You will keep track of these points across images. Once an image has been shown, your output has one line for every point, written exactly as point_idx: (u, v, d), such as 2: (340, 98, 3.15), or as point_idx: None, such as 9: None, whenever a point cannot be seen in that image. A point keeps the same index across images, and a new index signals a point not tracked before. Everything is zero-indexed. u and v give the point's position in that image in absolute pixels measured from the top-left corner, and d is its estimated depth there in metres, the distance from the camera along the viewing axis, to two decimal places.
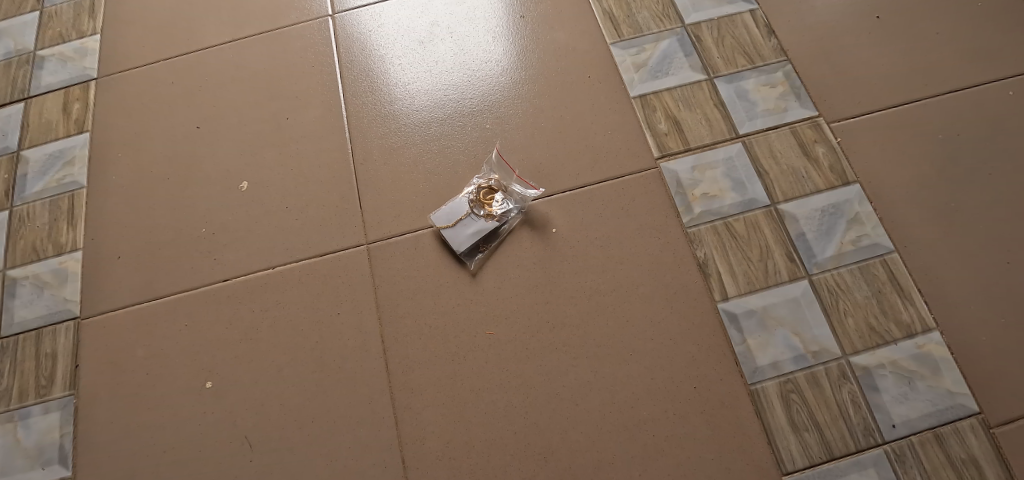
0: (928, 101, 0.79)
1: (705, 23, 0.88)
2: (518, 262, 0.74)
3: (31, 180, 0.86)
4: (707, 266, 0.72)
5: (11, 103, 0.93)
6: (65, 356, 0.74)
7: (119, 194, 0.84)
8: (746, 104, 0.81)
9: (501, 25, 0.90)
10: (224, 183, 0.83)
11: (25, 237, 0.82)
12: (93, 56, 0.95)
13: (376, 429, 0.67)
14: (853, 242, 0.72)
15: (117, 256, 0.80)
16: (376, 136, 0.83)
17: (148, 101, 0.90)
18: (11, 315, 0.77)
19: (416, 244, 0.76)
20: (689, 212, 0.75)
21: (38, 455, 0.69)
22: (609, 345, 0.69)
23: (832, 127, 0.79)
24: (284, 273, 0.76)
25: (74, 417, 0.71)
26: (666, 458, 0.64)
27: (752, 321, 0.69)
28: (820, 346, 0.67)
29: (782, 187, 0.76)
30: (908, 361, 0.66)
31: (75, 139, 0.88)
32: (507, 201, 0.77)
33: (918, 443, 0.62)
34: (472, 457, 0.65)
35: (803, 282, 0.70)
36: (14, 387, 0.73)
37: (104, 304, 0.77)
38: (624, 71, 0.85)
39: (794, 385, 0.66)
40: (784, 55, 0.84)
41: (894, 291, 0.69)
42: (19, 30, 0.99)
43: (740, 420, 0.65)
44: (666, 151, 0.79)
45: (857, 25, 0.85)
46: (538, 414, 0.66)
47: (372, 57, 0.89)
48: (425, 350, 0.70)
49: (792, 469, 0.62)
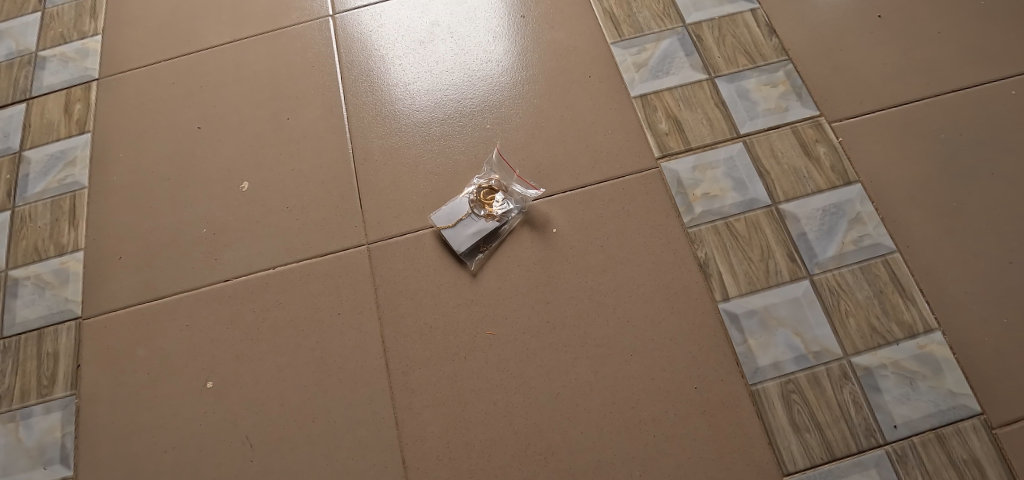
0: (929, 100, 0.78)
1: (706, 22, 0.88)
2: (518, 262, 0.74)
3: (33, 180, 0.86)
4: (707, 266, 0.72)
5: (12, 104, 0.93)
6: (66, 357, 0.74)
7: (120, 194, 0.84)
8: (747, 103, 0.81)
9: (501, 25, 0.90)
10: (224, 183, 0.83)
11: (25, 238, 0.82)
12: (94, 56, 0.95)
13: (376, 429, 0.67)
14: (854, 242, 0.72)
15: (118, 257, 0.80)
16: (376, 136, 0.83)
17: (148, 101, 0.90)
18: (11, 316, 0.77)
19: (417, 244, 0.76)
20: (690, 212, 0.75)
21: (39, 455, 0.70)
22: (609, 346, 0.69)
23: (834, 126, 0.79)
24: (284, 273, 0.76)
25: (75, 417, 0.71)
26: (666, 458, 0.64)
27: (753, 321, 0.69)
28: (820, 346, 0.67)
29: (783, 186, 0.76)
30: (909, 361, 0.65)
31: (76, 140, 0.88)
32: (507, 201, 0.77)
33: (920, 444, 0.62)
34: (472, 458, 0.65)
35: (804, 282, 0.70)
36: (15, 387, 0.73)
37: (104, 304, 0.77)
38: (625, 71, 0.85)
39: (795, 385, 0.65)
40: (785, 54, 0.84)
41: (895, 291, 0.69)
42: (21, 30, 1.00)
43: (740, 420, 0.65)
44: (666, 151, 0.79)
45: (858, 24, 0.84)
46: (538, 415, 0.66)
47: (373, 57, 0.89)
48: (425, 350, 0.70)
49: (793, 469, 0.62)
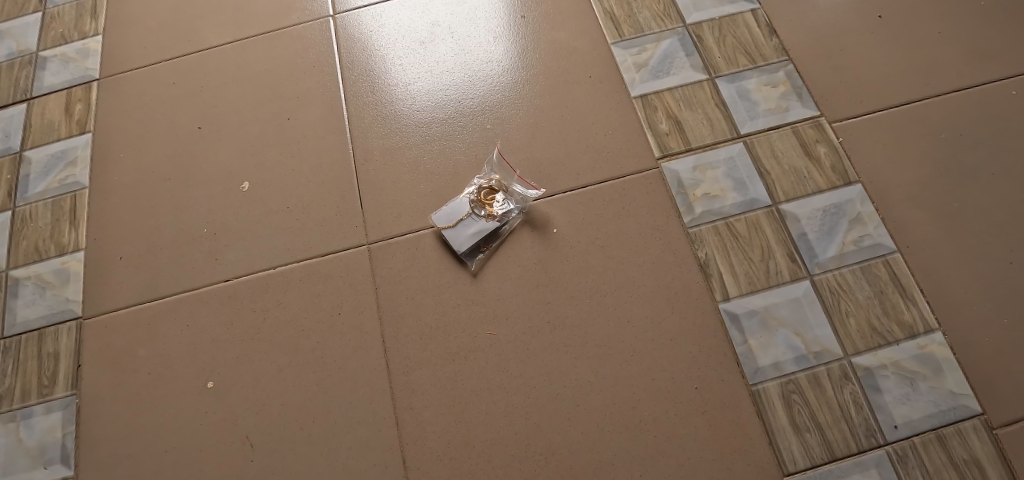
0: (929, 100, 0.78)
1: (706, 23, 0.88)
2: (518, 262, 0.74)
3: (34, 181, 0.86)
4: (707, 266, 0.72)
5: (13, 104, 0.93)
6: (67, 357, 0.74)
7: (120, 194, 0.84)
8: (747, 103, 0.81)
9: (502, 25, 0.90)
10: (225, 183, 0.83)
11: (26, 238, 0.82)
12: (95, 57, 0.95)
13: (377, 429, 0.67)
14: (854, 242, 0.72)
15: (119, 257, 0.80)
16: (376, 136, 0.83)
17: (149, 102, 0.90)
18: (12, 316, 0.77)
19: (417, 245, 0.76)
20: (690, 213, 0.75)
21: (40, 455, 0.70)
22: (610, 346, 0.69)
23: (834, 126, 0.78)
24: (284, 273, 0.76)
25: (76, 417, 0.71)
26: (666, 459, 0.64)
27: (753, 321, 0.69)
28: (821, 347, 0.67)
29: (783, 186, 0.76)
30: (910, 361, 0.65)
31: (77, 140, 0.88)
32: (508, 201, 0.77)
33: (921, 444, 0.62)
34: (472, 458, 0.65)
35: (804, 282, 0.70)
36: (16, 387, 0.73)
37: (105, 304, 0.77)
38: (625, 71, 0.85)
39: (796, 385, 0.65)
40: (785, 54, 0.84)
41: (895, 291, 0.69)
42: (22, 30, 1.00)
43: (741, 420, 0.65)
44: (666, 151, 0.79)
45: (858, 25, 0.85)
46: (538, 415, 0.66)
47: (373, 57, 0.89)
48: (425, 350, 0.70)
49: (794, 469, 0.62)
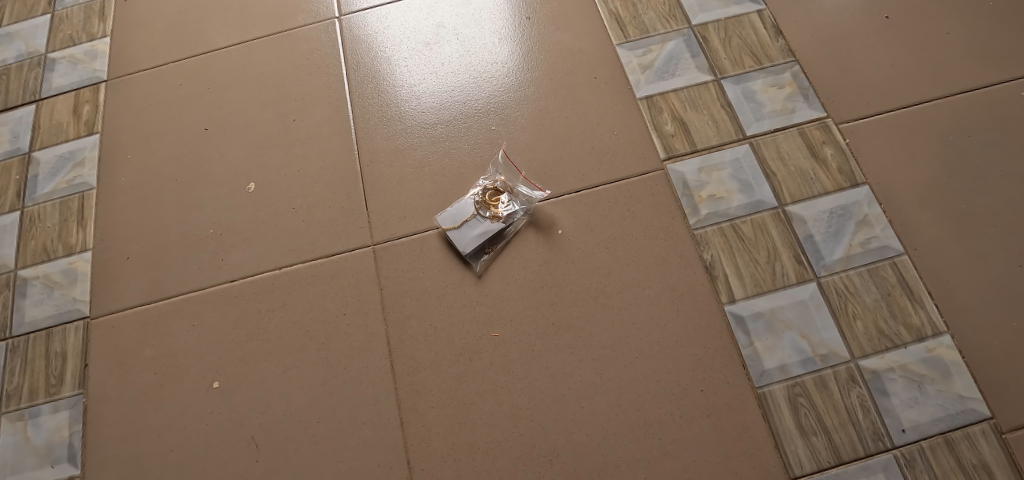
0: (938, 101, 0.78)
1: (712, 24, 0.88)
2: (524, 262, 0.74)
3: (43, 181, 0.87)
4: (713, 268, 0.72)
5: (22, 105, 0.94)
6: (75, 356, 0.75)
7: (129, 195, 0.84)
8: (753, 105, 0.81)
9: (507, 26, 0.90)
10: (230, 184, 0.83)
11: (35, 238, 0.83)
12: (103, 58, 0.96)
13: (382, 430, 0.67)
14: (862, 244, 0.71)
15: (125, 258, 0.80)
16: (382, 137, 0.83)
17: (156, 102, 0.91)
18: (21, 315, 0.78)
19: (423, 245, 0.76)
20: (695, 214, 0.75)
21: (48, 453, 0.70)
22: (614, 347, 0.69)
23: (841, 127, 0.78)
24: (289, 273, 0.76)
25: (83, 415, 0.72)
26: (672, 461, 0.63)
27: (759, 324, 0.68)
28: (827, 349, 0.67)
29: (790, 187, 0.75)
30: (917, 365, 0.65)
31: (84, 141, 0.89)
32: (513, 202, 0.76)
33: (929, 448, 0.62)
34: (477, 459, 0.65)
35: (810, 285, 0.70)
36: (25, 387, 0.74)
37: (112, 304, 0.77)
38: (630, 72, 0.85)
39: (802, 388, 0.65)
40: (791, 55, 0.84)
41: (903, 294, 0.68)
42: (31, 32, 1.01)
43: (747, 423, 0.64)
44: (672, 153, 0.79)
45: (865, 26, 0.84)
46: (542, 417, 0.66)
47: (379, 59, 0.89)
48: (430, 352, 0.70)
49: (800, 473, 0.62)
